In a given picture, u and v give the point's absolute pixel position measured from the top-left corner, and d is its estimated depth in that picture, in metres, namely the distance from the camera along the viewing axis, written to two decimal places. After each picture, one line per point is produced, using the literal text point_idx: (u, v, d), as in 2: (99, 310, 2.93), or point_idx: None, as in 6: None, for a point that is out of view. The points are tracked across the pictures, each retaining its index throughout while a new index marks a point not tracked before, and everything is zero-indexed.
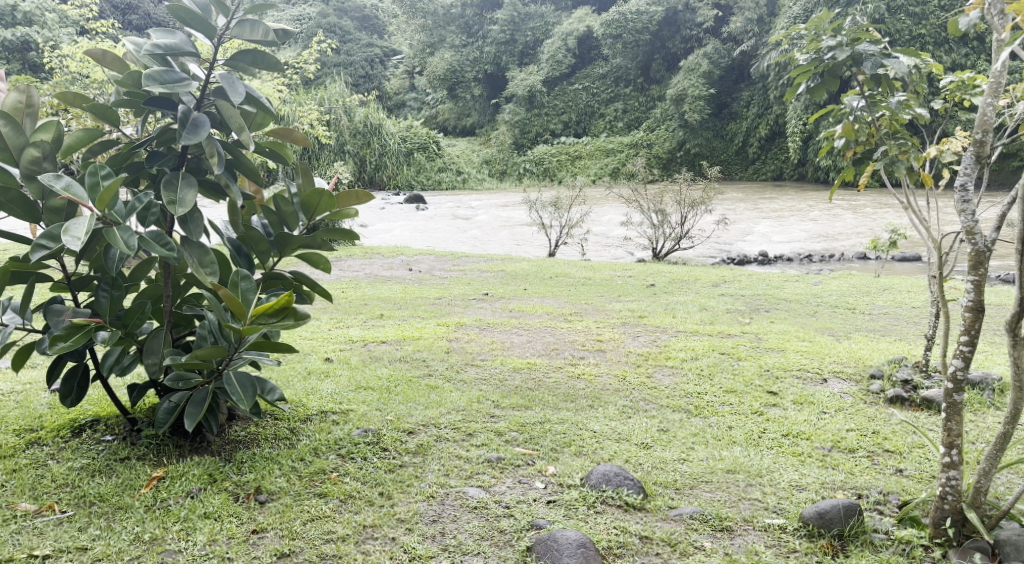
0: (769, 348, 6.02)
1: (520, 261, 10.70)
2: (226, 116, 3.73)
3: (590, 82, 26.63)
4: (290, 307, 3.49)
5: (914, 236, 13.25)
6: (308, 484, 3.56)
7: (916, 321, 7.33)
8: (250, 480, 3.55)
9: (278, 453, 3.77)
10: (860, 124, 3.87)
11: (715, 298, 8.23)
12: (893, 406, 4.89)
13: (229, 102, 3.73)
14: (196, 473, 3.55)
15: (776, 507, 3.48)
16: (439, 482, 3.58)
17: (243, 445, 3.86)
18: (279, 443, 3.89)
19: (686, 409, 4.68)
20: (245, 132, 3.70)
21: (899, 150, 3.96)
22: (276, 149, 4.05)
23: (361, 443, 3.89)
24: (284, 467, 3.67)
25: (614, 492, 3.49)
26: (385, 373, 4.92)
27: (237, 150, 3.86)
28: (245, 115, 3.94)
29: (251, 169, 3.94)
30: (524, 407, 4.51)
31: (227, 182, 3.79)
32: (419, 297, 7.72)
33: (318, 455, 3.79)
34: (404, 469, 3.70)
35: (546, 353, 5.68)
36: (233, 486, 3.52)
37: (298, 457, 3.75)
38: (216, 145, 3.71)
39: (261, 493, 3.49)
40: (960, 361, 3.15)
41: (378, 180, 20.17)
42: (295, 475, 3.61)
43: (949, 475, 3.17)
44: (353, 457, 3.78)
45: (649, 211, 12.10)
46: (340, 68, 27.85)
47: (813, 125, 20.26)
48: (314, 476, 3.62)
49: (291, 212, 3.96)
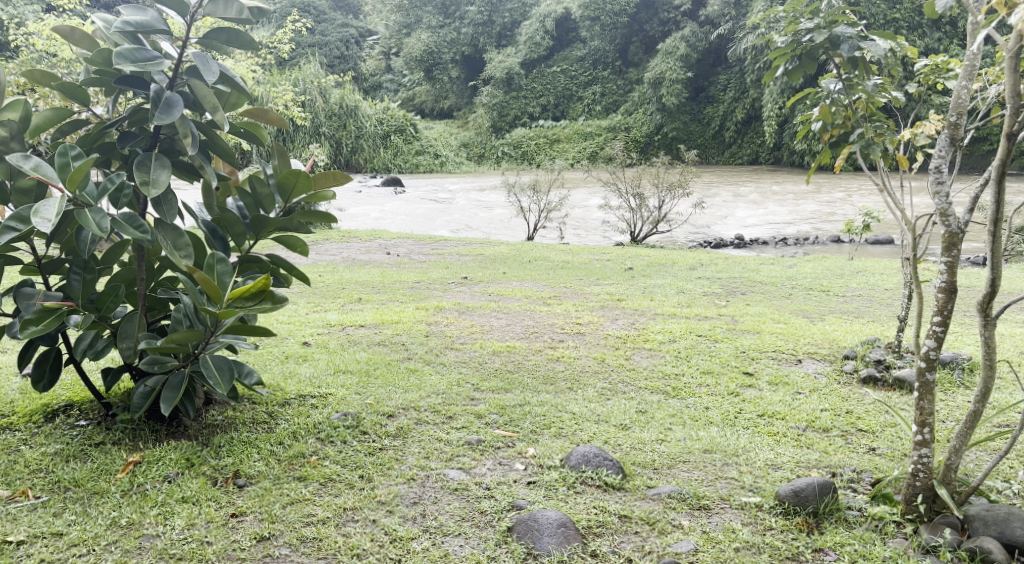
0: (745, 330, 6.07)
1: (499, 244, 10.68)
2: (199, 96, 3.70)
3: (568, 65, 26.58)
4: (267, 290, 3.47)
5: (889, 218, 13.38)
6: (287, 468, 3.56)
7: (889, 304, 7.43)
8: (228, 464, 3.55)
9: (257, 437, 3.77)
10: (837, 107, 3.87)
11: (692, 281, 8.29)
12: (866, 386, 4.96)
13: (203, 81, 3.70)
14: (174, 458, 3.54)
15: (752, 486, 3.52)
16: (420, 465, 3.60)
17: (220, 429, 3.86)
18: (258, 427, 3.88)
19: (663, 390, 4.72)
20: (218, 111, 3.67)
21: (876, 133, 3.84)
22: (250, 129, 4.03)
23: (341, 426, 3.90)
24: (265, 450, 3.67)
25: (594, 473, 3.52)
26: (364, 356, 4.92)
27: (211, 131, 3.83)
28: (220, 95, 3.92)
29: (226, 149, 3.91)
30: (503, 390, 4.52)
31: (200, 163, 3.76)
32: (397, 280, 7.72)
33: (297, 438, 3.79)
34: (384, 452, 3.71)
35: (526, 336, 5.69)
36: (210, 470, 3.51)
37: (277, 441, 3.75)
38: (189, 125, 3.68)
39: (240, 477, 3.49)
40: (933, 341, 3.18)
41: (354, 163, 20.06)
42: (274, 459, 3.61)
43: (921, 453, 3.22)
44: (333, 440, 3.78)
45: (627, 194, 12.13)
46: (315, 48, 27.58)
47: (789, 108, 20.38)
48: (293, 460, 3.62)
49: (266, 194, 3.94)
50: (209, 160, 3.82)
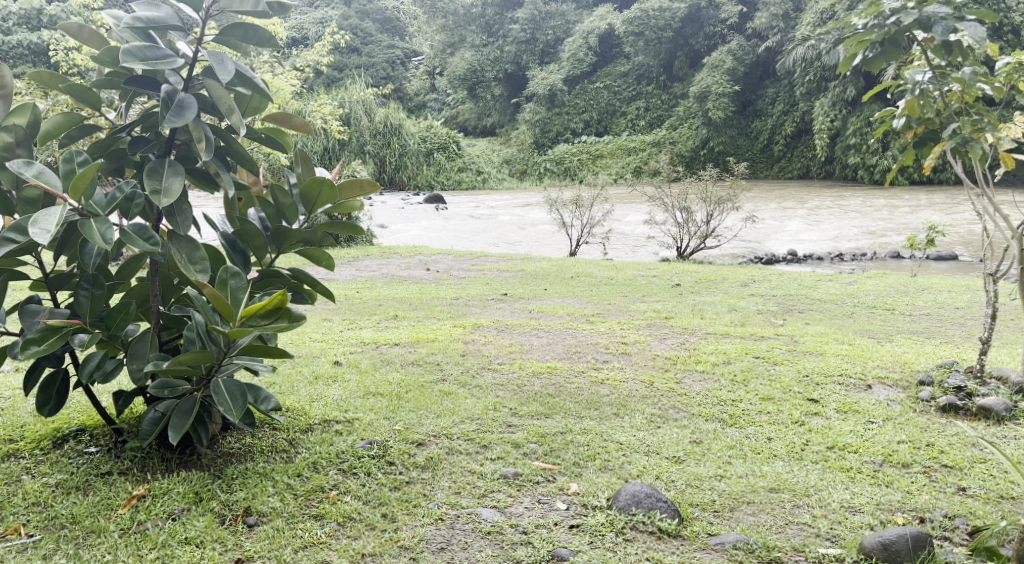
0: (806, 351, 5.62)
1: (541, 260, 10.31)
2: (215, 97, 3.09)
3: (612, 80, 26.21)
4: (284, 308, 2.91)
5: (951, 233, 12.73)
6: (303, 504, 3.19)
7: (962, 324, 6.89)
8: (240, 499, 3.18)
9: (274, 467, 3.38)
10: (925, 99, 3.39)
11: (745, 298, 7.83)
12: (946, 415, 4.57)
13: (219, 81, 3.08)
14: (181, 491, 3.18)
15: (829, 534, 3.11)
16: (449, 502, 3.21)
17: (236, 459, 3.45)
18: (276, 457, 3.48)
19: (719, 418, 4.30)
20: (235, 114, 3.05)
21: (974, 127, 3.35)
22: (274, 135, 3.40)
23: (365, 456, 3.50)
24: (280, 484, 3.28)
25: (646, 516, 3.11)
26: (396, 377, 4.51)
27: (230, 136, 3.23)
28: (239, 97, 3.30)
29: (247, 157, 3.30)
30: (544, 416, 4.13)
31: (216, 170, 3.17)
32: (436, 297, 7.36)
33: (318, 470, 3.40)
34: (411, 486, 3.32)
35: (568, 357, 5.30)
36: (219, 507, 3.14)
37: (295, 472, 3.36)
38: (205, 129, 3.09)
39: (251, 515, 3.13)
40: None
41: (397, 181, 19.84)
42: (290, 494, 3.23)
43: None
44: (356, 473, 3.39)
45: (674, 209, 11.67)
46: (360, 69, 27.55)
47: (841, 120, 19.96)
48: (310, 495, 3.24)
49: (290, 204, 3.36)
50: (225, 168, 3.23)
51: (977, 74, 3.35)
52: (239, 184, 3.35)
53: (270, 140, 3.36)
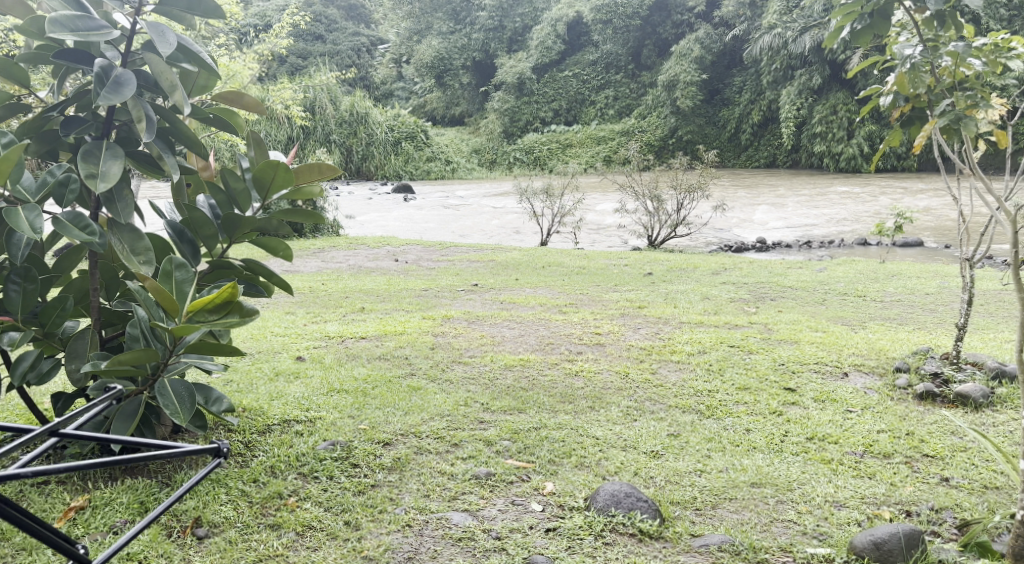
0: (781, 339, 5.51)
1: (512, 250, 10.15)
2: (156, 73, 2.84)
3: (581, 69, 26.07)
4: (234, 302, 2.61)
5: (919, 220, 12.75)
6: (259, 512, 2.98)
7: (932, 310, 6.85)
8: (190, 509, 2.95)
9: (227, 473, 3.17)
10: (916, 73, 3.19)
11: (717, 286, 7.73)
12: (923, 403, 4.47)
13: (159, 55, 2.83)
14: (125, 501, 2.97)
15: (816, 532, 2.98)
16: (417, 506, 3.04)
17: (187, 464, 3.23)
18: (231, 461, 3.27)
19: (696, 410, 4.16)
20: (178, 91, 2.81)
21: (967, 104, 3.15)
22: (224, 115, 3.16)
23: (328, 459, 3.31)
24: (234, 492, 3.07)
25: (626, 517, 2.96)
26: (362, 373, 4.32)
27: (175, 116, 3.00)
28: (184, 74, 3.06)
29: (193, 138, 3.06)
30: (517, 411, 3.97)
31: (159, 153, 2.93)
32: (405, 289, 7.17)
33: (275, 474, 3.20)
34: (377, 490, 3.14)
35: (541, 348, 5.14)
36: (166, 517, 2.91)
37: (251, 478, 3.15)
38: (146, 107, 2.85)
39: (201, 526, 2.90)
40: None
41: (365, 170, 19.52)
42: (245, 502, 3.02)
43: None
44: (317, 477, 3.20)
45: (644, 197, 11.54)
46: (325, 56, 27.09)
47: (807, 108, 20.13)
48: (268, 502, 3.03)
49: (242, 190, 3.11)
50: (170, 150, 2.99)
51: (970, 47, 3.14)
52: (186, 168, 3.11)
53: (219, 121, 3.12)
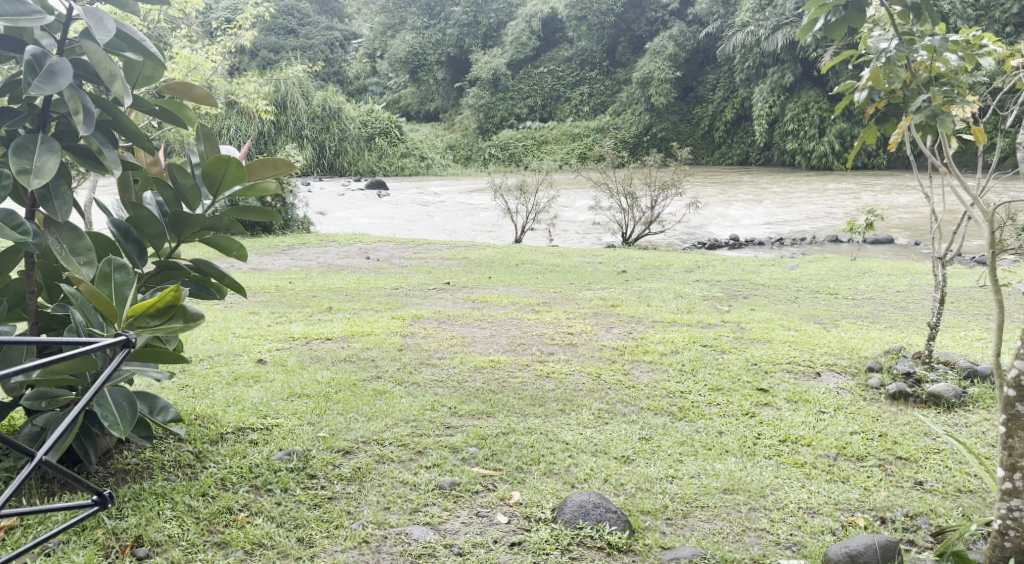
0: (754, 338, 5.44)
1: (486, 247, 10.04)
2: (93, 61, 2.69)
3: (556, 65, 26.01)
4: (178, 306, 2.55)
5: (891, 217, 12.77)
6: (206, 529, 2.84)
7: (904, 307, 6.82)
8: (132, 527, 2.81)
9: (174, 487, 3.02)
10: (892, 68, 3.10)
11: (691, 284, 7.65)
12: (896, 403, 4.41)
13: (97, 42, 2.68)
14: (61, 520, 2.81)
15: (790, 542, 2.91)
16: (375, 521, 2.92)
17: (131, 478, 3.08)
18: (179, 474, 3.13)
19: (669, 412, 4.08)
20: (117, 81, 2.66)
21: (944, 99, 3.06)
22: (171, 108, 3.02)
23: (282, 470, 3.18)
24: (180, 508, 2.93)
25: (594, 530, 2.87)
26: (325, 376, 4.19)
27: (116, 108, 2.84)
28: (128, 64, 2.91)
29: (136, 132, 2.92)
30: (485, 415, 3.86)
31: (99, 146, 2.78)
32: (374, 288, 7.03)
33: (226, 488, 3.07)
34: (334, 503, 3.02)
35: (512, 349, 5.03)
36: (105, 537, 2.76)
37: (199, 492, 3.01)
38: (84, 99, 2.70)
39: (142, 545, 2.75)
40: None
41: (337, 166, 19.30)
42: (190, 518, 2.88)
43: (1011, 505, 2.48)
44: (270, 490, 3.07)
45: (619, 194, 11.45)
46: (298, 51, 26.77)
47: (779, 106, 20.20)
48: (216, 518, 2.90)
49: (191, 187, 2.97)
50: (111, 143, 2.84)
51: (947, 40, 3.07)
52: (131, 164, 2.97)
53: (165, 113, 2.98)
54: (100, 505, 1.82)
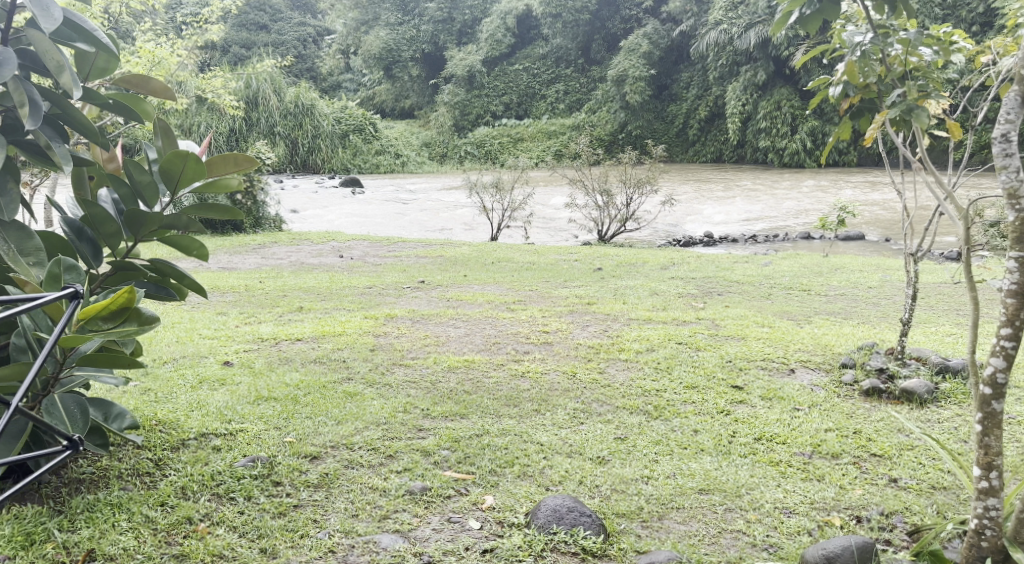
0: (728, 335, 5.42)
1: (461, 245, 9.97)
2: (40, 52, 2.57)
3: (531, 63, 25.97)
4: (131, 308, 2.50)
5: (863, 214, 12.85)
6: (164, 541, 2.76)
7: (875, 303, 6.85)
8: (84, 540, 2.72)
9: (130, 497, 2.94)
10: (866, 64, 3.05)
11: (665, 282, 7.63)
12: (869, 399, 4.40)
13: (43, 32, 2.56)
14: (7, 533, 2.68)
15: (766, 544, 2.88)
16: (342, 530, 2.86)
17: (85, 487, 2.99)
18: (136, 483, 3.04)
19: (644, 411, 4.04)
20: (65, 72, 2.55)
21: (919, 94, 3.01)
22: (127, 102, 2.91)
23: (246, 477, 3.11)
24: (138, 518, 2.85)
25: (568, 535, 2.83)
26: (294, 379, 4.11)
27: (65, 101, 2.73)
28: (81, 54, 2.81)
29: (87, 126, 2.80)
30: (458, 416, 3.81)
31: (47, 141, 2.66)
32: (347, 287, 6.95)
33: (186, 496, 2.99)
34: (300, 511, 2.95)
35: (487, 348, 4.98)
36: (55, 551, 2.67)
37: (158, 502, 2.93)
38: (29, 90, 2.59)
39: (94, 559, 2.67)
40: (1002, 360, 2.38)
41: (311, 164, 19.14)
42: (147, 530, 2.80)
43: (987, 504, 2.46)
44: (233, 498, 3.00)
45: (594, 192, 11.42)
46: (270, 47, 26.53)
47: (752, 104, 20.25)
48: (175, 529, 2.82)
49: (147, 183, 2.87)
50: (60, 138, 2.73)
51: (922, 34, 3.04)
52: (85, 160, 2.86)
53: (119, 106, 2.87)
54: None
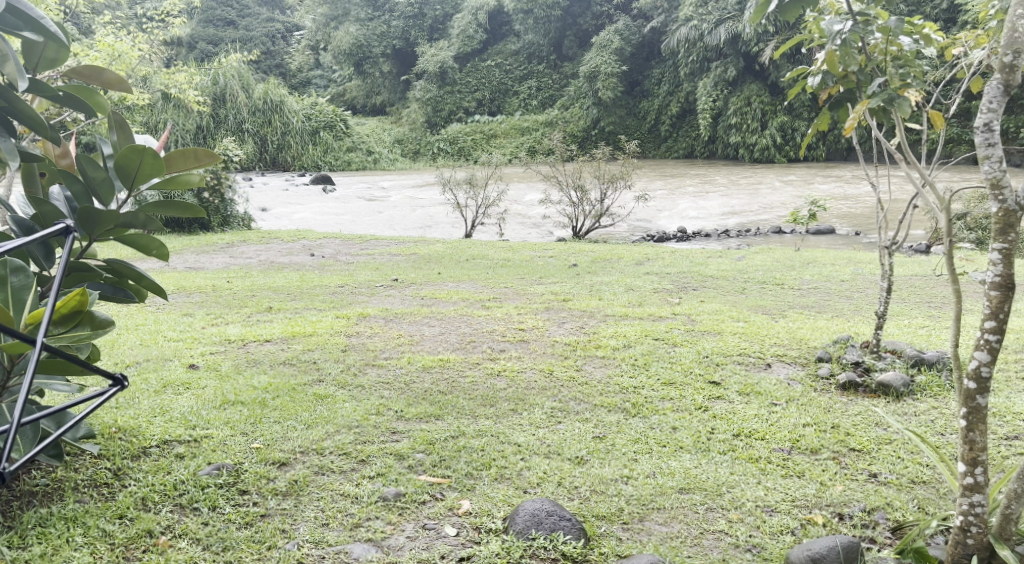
0: (704, 331, 5.38)
1: (434, 242, 9.87)
2: None
3: (502, 59, 25.88)
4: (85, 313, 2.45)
5: (835, 208, 12.90)
6: (124, 556, 2.66)
7: (849, 296, 6.85)
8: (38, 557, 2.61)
9: (87, 510, 2.83)
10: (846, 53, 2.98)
11: (640, 277, 7.59)
12: (846, 393, 4.37)
13: None
14: None
15: (748, 544, 2.83)
16: (312, 540, 2.77)
17: (38, 501, 2.88)
18: (94, 495, 2.94)
19: (622, 409, 3.98)
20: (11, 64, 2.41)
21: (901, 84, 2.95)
22: (80, 94, 2.79)
23: (211, 486, 3.01)
24: (95, 533, 2.75)
25: (547, 540, 2.76)
26: (263, 381, 4.01)
27: (12, 93, 2.58)
28: (28, 44, 2.68)
29: (37, 120, 2.65)
30: (433, 418, 3.73)
31: None
32: (317, 285, 6.84)
33: (147, 508, 2.89)
34: (268, 521, 2.86)
35: (461, 347, 4.90)
36: None
37: (117, 514, 2.83)
38: None
39: None
40: (986, 355, 2.34)
41: (281, 161, 18.94)
42: (105, 545, 2.70)
43: (972, 501, 2.42)
44: (197, 508, 2.90)
45: (568, 188, 11.36)
46: (238, 43, 26.24)
47: (722, 100, 20.29)
48: (136, 543, 2.72)
49: (102, 179, 2.73)
50: (7, 132, 2.58)
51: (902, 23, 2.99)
52: (34, 155, 2.71)
53: (71, 99, 2.72)
54: (119, 385, 2.00)
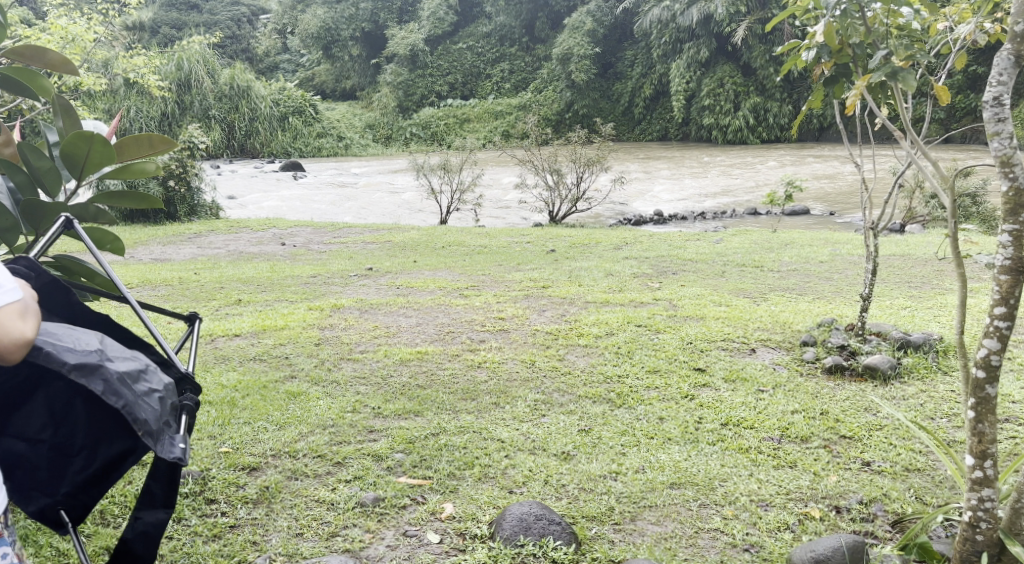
0: (687, 316, 5.26)
1: (409, 229, 9.68)
2: None
3: (475, 41, 25.61)
4: None
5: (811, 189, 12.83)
6: None
7: (829, 278, 6.75)
8: None
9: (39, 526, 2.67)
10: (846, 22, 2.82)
11: (619, 262, 7.46)
12: (832, 377, 4.27)
13: None
14: None
15: (746, 544, 2.71)
16: (285, 553, 2.61)
17: None
18: None
19: (607, 399, 3.85)
20: None
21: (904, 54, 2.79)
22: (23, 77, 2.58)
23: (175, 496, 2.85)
24: (47, 552, 2.61)
25: (537, 546, 2.63)
26: (232, 379, 3.85)
27: None
28: None
29: None
30: (412, 414, 3.58)
31: None
32: (289, 276, 6.65)
33: (105, 522, 2.73)
34: (236, 533, 2.70)
35: (440, 339, 4.74)
36: None
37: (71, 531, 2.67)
38: None
39: None
40: (996, 342, 2.23)
41: (249, 148, 18.56)
42: None
43: (981, 495, 2.31)
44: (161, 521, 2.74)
45: (543, 171, 11.19)
46: (203, 27, 25.72)
47: (696, 81, 20.18)
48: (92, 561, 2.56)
49: (49, 169, 2.52)
50: None
51: None
52: None
53: None
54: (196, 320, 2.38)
